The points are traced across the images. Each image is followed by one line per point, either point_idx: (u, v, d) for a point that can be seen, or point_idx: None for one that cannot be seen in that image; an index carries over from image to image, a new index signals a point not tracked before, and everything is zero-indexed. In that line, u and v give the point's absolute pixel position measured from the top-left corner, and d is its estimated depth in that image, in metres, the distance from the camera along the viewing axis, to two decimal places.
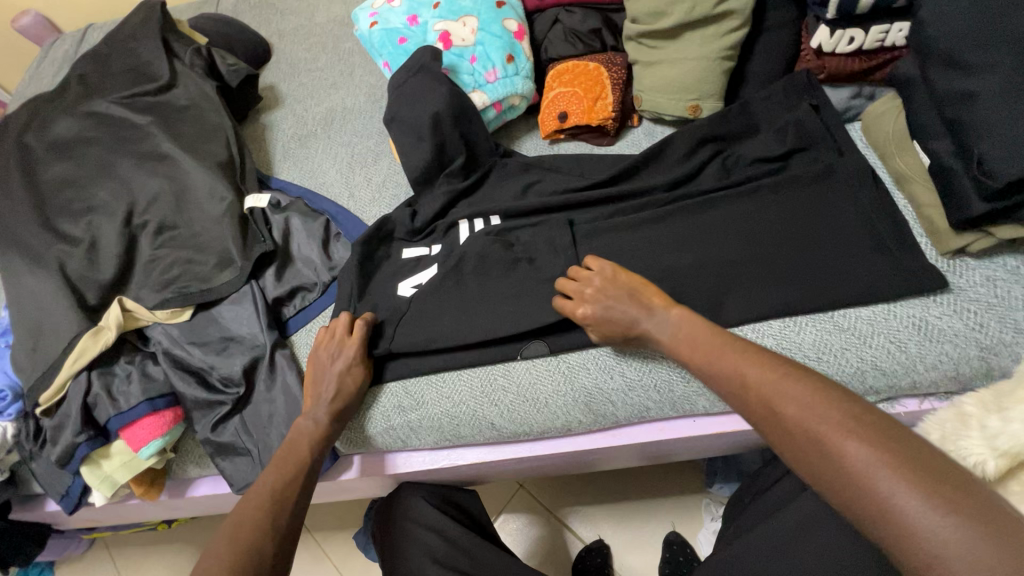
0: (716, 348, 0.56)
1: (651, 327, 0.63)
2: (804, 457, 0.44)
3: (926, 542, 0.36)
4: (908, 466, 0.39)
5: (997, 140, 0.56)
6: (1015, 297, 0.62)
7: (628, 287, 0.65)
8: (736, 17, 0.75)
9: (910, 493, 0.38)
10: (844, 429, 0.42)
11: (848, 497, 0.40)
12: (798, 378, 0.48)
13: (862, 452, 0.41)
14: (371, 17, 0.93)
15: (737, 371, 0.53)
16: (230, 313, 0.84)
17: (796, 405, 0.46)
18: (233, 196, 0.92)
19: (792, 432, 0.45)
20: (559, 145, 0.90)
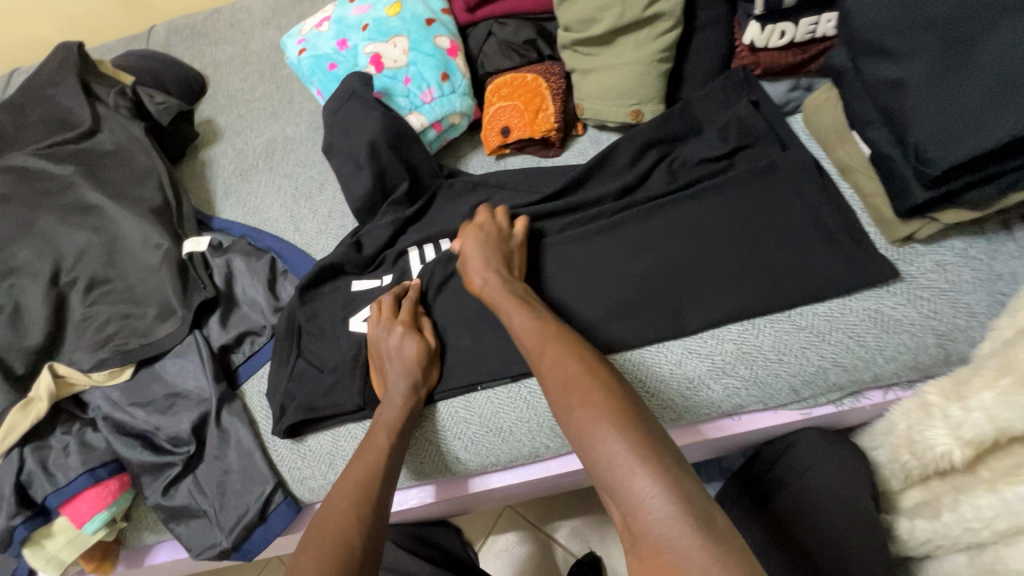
0: (526, 309, 0.62)
1: (498, 282, 0.66)
2: (567, 416, 0.50)
3: (629, 488, 0.42)
4: (623, 421, 0.46)
5: (929, 129, 0.54)
6: (964, 281, 0.62)
7: (506, 253, 0.70)
8: (667, 19, 0.73)
9: (616, 440, 0.45)
10: (595, 393, 0.49)
11: (586, 448, 0.47)
12: (579, 349, 0.55)
13: (599, 410, 0.48)
14: (299, 44, 0.90)
15: (538, 335, 0.58)
16: (174, 367, 0.80)
17: (572, 370, 0.52)
18: (170, 241, 0.87)
19: (565, 390, 0.51)
20: (505, 159, 0.88)
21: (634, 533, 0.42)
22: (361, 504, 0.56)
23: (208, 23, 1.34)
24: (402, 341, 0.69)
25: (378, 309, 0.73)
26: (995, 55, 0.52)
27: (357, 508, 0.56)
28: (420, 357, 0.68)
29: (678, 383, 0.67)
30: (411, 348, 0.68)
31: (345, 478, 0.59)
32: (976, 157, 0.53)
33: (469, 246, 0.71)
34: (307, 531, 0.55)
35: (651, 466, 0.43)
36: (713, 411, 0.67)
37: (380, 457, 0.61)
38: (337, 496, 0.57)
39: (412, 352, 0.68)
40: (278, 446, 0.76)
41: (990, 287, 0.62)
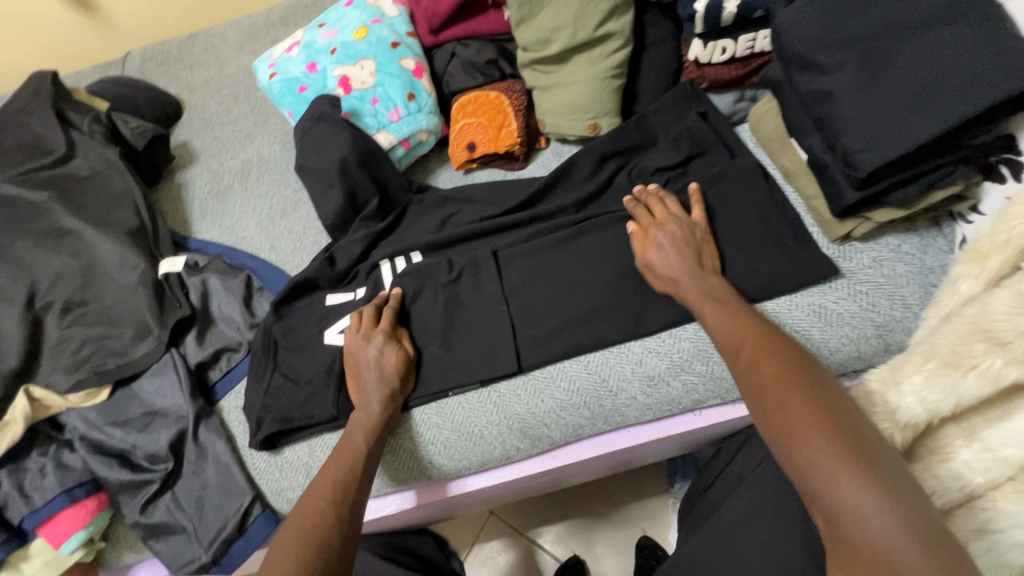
0: (721, 303, 0.63)
1: (689, 276, 0.66)
2: (768, 423, 0.51)
3: (836, 499, 0.44)
4: (846, 441, 0.46)
5: (855, 135, 0.59)
6: (899, 275, 0.66)
7: (695, 245, 0.69)
8: (617, 38, 0.78)
9: (831, 456, 0.46)
10: (803, 399, 0.50)
11: (788, 453, 0.49)
12: (786, 354, 0.55)
13: (810, 423, 0.48)
14: (270, 68, 0.93)
15: (749, 334, 0.59)
16: (151, 385, 0.81)
17: (773, 373, 0.53)
18: (145, 262, 0.89)
19: (764, 391, 0.53)
20: (473, 173, 0.91)
21: (840, 540, 0.44)
22: (335, 503, 0.59)
23: (183, 48, 1.37)
24: (383, 351, 0.71)
25: (360, 316, 0.75)
26: (908, 66, 0.56)
27: (334, 505, 0.59)
28: (399, 368, 0.71)
29: (639, 381, 0.70)
30: (389, 359, 0.71)
31: (321, 476, 0.62)
32: (897, 160, 0.57)
33: (660, 234, 0.70)
34: (283, 526, 0.58)
35: (878, 485, 0.43)
36: (673, 408, 0.70)
37: (356, 459, 0.63)
38: (312, 494, 0.60)
39: (393, 363, 0.71)
40: (255, 459, 0.77)
41: (922, 279, 0.66)
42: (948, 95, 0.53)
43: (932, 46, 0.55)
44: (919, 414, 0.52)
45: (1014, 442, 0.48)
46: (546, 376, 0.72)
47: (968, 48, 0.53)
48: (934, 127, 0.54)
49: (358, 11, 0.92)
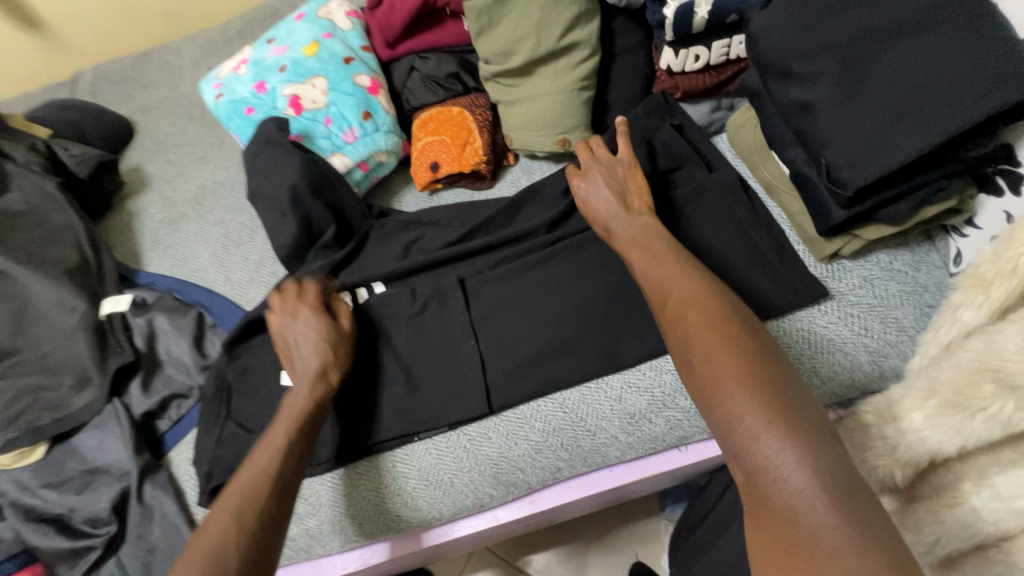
0: (652, 247, 0.56)
1: (615, 218, 0.61)
2: (689, 368, 0.46)
3: (757, 457, 0.39)
4: (770, 392, 0.41)
5: (840, 148, 0.54)
6: (892, 295, 0.62)
7: (624, 185, 0.64)
8: (583, 48, 0.73)
9: (751, 407, 0.41)
10: (729, 347, 0.45)
11: (709, 405, 0.43)
12: (711, 292, 0.50)
13: (731, 368, 0.43)
14: (216, 89, 0.87)
15: (672, 273, 0.53)
16: (92, 440, 0.74)
17: (697, 318, 0.47)
18: (86, 303, 0.82)
19: (687, 338, 0.47)
20: (439, 194, 0.86)
21: (754, 496, 0.39)
22: (250, 527, 0.50)
23: (136, 66, 1.30)
24: (316, 324, 0.65)
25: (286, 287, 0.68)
26: (893, 73, 0.51)
27: (246, 524, 0.50)
28: (335, 343, 0.65)
29: (619, 420, 0.64)
30: (323, 335, 0.65)
31: (233, 489, 0.53)
32: (887, 175, 0.52)
33: (582, 183, 0.65)
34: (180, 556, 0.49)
35: (796, 438, 0.39)
36: (656, 445, 0.65)
37: (277, 465, 0.55)
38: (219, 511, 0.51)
39: (328, 336, 0.65)
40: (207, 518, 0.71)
41: (916, 300, 0.61)
42: (937, 105, 0.49)
43: (920, 50, 0.50)
44: (923, 457, 0.47)
45: None
46: (519, 416, 0.67)
47: (959, 53, 0.48)
48: (925, 140, 0.49)
49: (308, 25, 0.86)
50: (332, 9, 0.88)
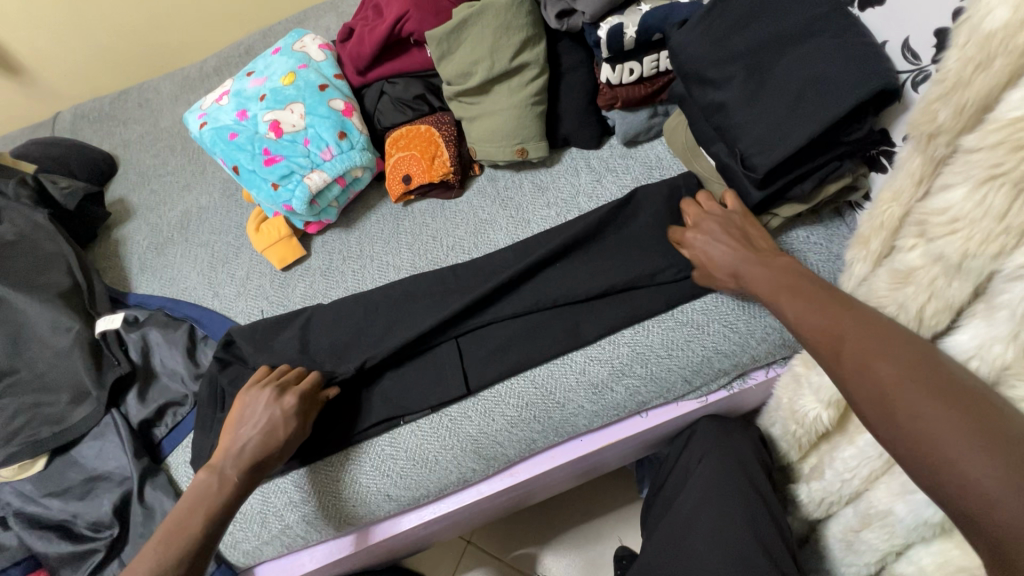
0: (801, 290, 0.54)
1: (755, 264, 0.62)
2: (889, 421, 0.41)
3: (1004, 533, 0.33)
4: (1013, 452, 0.34)
5: (749, 140, 0.64)
6: (810, 264, 0.71)
7: (743, 233, 0.67)
8: (532, 67, 0.83)
9: (989, 470, 0.34)
10: (942, 401, 0.38)
11: (925, 464, 0.38)
12: (899, 336, 0.43)
13: (950, 423, 0.37)
14: (200, 119, 0.94)
15: (843, 318, 0.47)
16: (91, 450, 0.78)
17: (895, 366, 0.41)
18: (81, 323, 0.87)
19: (877, 388, 0.42)
20: (412, 205, 0.94)
21: (1005, 570, 0.33)
22: None
23: (116, 105, 1.36)
24: (273, 403, 0.69)
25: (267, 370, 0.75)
26: (785, 75, 0.62)
27: None
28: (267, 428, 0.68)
29: (584, 390, 0.72)
30: (276, 410, 0.68)
31: None
32: (788, 158, 0.62)
33: (700, 236, 0.69)
34: None
35: None
36: (621, 412, 0.73)
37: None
38: None
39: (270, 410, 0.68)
40: None
41: (831, 266, 0.71)
42: (820, 98, 0.59)
43: (802, 57, 0.61)
44: None
45: None
46: (495, 395, 0.74)
47: (833, 56, 0.59)
48: (813, 128, 0.59)
49: (285, 58, 0.94)
50: (307, 43, 0.97)
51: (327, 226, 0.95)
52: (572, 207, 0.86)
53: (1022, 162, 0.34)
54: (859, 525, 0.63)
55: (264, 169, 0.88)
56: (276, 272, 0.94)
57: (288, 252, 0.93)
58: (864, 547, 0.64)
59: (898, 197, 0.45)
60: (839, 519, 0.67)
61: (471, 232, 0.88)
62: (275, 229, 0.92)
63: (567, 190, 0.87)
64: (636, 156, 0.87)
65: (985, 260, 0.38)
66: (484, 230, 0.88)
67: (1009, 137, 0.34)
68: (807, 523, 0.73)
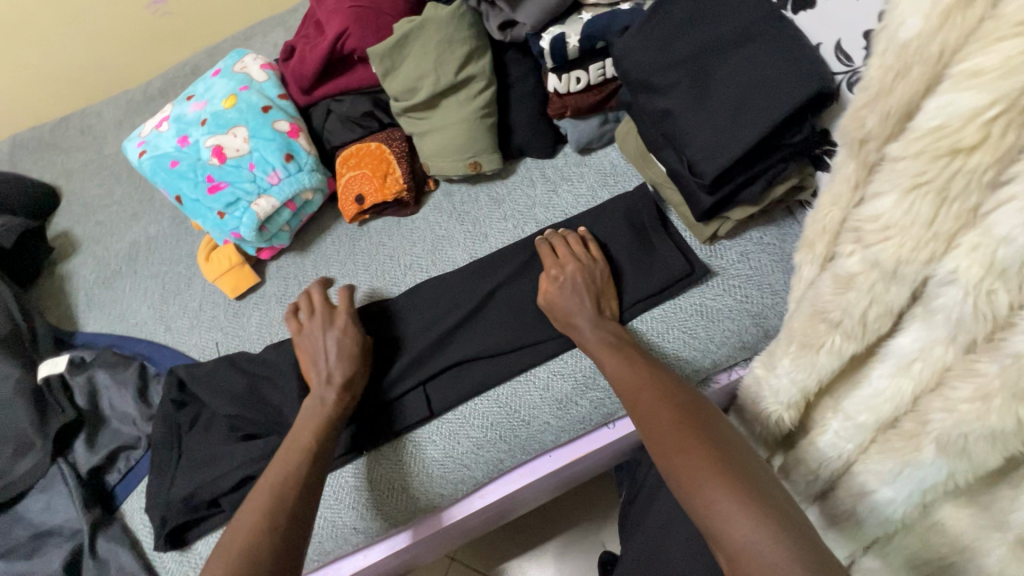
0: (623, 349, 0.65)
1: (592, 325, 0.68)
2: (666, 463, 0.51)
3: (736, 544, 0.42)
4: (728, 473, 0.47)
5: (695, 145, 0.64)
6: (764, 265, 0.72)
7: (596, 289, 0.71)
8: (479, 80, 0.81)
9: (721, 495, 0.45)
10: (698, 444, 0.50)
11: (687, 496, 0.48)
12: (671, 388, 0.58)
13: (696, 458, 0.49)
14: (139, 147, 0.90)
15: (633, 378, 0.60)
16: (38, 504, 0.74)
17: (658, 409, 0.55)
18: (22, 369, 0.83)
19: (661, 437, 0.53)
20: (368, 224, 0.91)
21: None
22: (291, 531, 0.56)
23: (56, 133, 1.30)
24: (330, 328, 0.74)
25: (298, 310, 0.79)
26: (726, 80, 0.62)
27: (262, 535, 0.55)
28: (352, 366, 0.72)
29: (549, 406, 0.71)
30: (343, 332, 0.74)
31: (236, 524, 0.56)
32: (734, 163, 0.62)
33: (562, 280, 0.72)
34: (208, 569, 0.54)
35: (765, 519, 0.43)
36: (586, 425, 0.72)
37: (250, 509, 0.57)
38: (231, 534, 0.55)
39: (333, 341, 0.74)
40: (165, 561, 0.72)
41: (785, 266, 0.72)
42: (760, 103, 0.59)
43: (740, 62, 0.61)
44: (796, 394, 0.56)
45: (866, 407, 0.49)
46: (458, 417, 0.72)
47: (770, 61, 0.59)
48: (755, 132, 0.59)
49: (225, 80, 0.91)
50: (248, 63, 0.94)
51: (281, 251, 0.92)
52: (529, 218, 0.85)
53: (944, 170, 0.34)
54: (826, 523, 0.63)
55: (209, 197, 0.85)
56: (230, 302, 0.91)
57: (241, 280, 0.90)
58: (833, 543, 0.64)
59: (837, 202, 0.45)
60: None
61: (429, 249, 0.87)
62: (226, 257, 0.89)
63: (524, 202, 0.86)
64: (590, 164, 0.87)
65: (917, 266, 0.38)
66: (442, 247, 0.86)
67: (930, 146, 0.33)
68: None
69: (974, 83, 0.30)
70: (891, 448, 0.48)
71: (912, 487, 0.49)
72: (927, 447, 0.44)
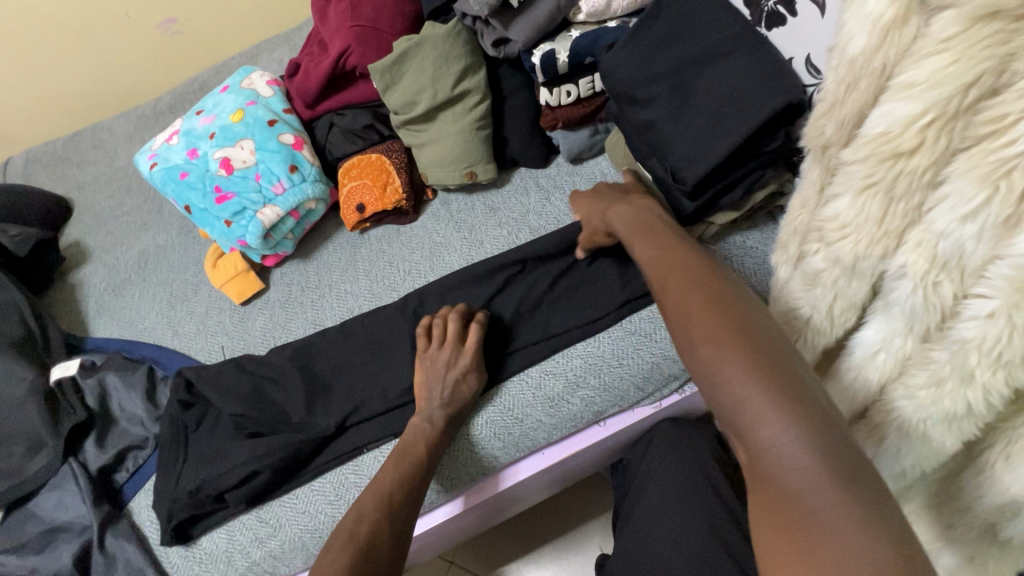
0: (653, 233, 0.59)
1: (624, 215, 0.67)
2: (688, 346, 0.43)
3: (760, 435, 0.36)
4: (759, 358, 0.39)
5: (678, 154, 0.68)
6: (747, 268, 0.75)
7: (609, 201, 0.72)
8: (474, 94, 0.85)
9: (747, 375, 0.38)
10: (724, 325, 0.42)
11: (708, 379, 0.41)
12: (701, 270, 0.49)
13: (728, 340, 0.41)
14: (150, 159, 0.95)
15: (661, 263, 0.53)
16: (49, 501, 0.77)
17: (683, 292, 0.47)
18: (35, 372, 0.86)
19: (684, 319, 0.45)
20: (369, 232, 0.95)
21: (758, 475, 0.37)
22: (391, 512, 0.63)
23: (69, 147, 1.35)
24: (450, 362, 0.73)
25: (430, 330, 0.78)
26: (705, 93, 0.66)
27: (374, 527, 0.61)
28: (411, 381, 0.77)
29: (542, 405, 0.74)
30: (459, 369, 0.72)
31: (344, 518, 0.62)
32: (714, 170, 0.66)
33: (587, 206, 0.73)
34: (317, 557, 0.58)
35: (796, 411, 0.36)
36: (577, 423, 0.75)
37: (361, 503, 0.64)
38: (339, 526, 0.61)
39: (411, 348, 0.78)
40: (170, 554, 0.74)
41: (767, 269, 0.75)
42: (736, 114, 0.63)
43: (718, 76, 0.65)
44: None
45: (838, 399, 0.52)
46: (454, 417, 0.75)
47: (745, 75, 0.63)
48: (733, 141, 0.63)
49: (233, 95, 0.96)
50: (254, 80, 0.98)
51: (285, 258, 0.96)
52: (523, 225, 0.88)
53: (889, 172, 0.37)
54: None
55: (216, 206, 0.89)
56: (235, 307, 0.94)
57: (246, 286, 0.93)
58: None
59: (805, 205, 0.49)
60: None
61: (427, 255, 0.90)
62: (232, 264, 0.93)
63: (518, 210, 0.90)
64: (581, 173, 0.90)
65: (873, 261, 0.42)
66: (439, 253, 0.90)
67: (875, 150, 0.37)
68: None
69: (909, 93, 0.34)
70: (862, 436, 0.51)
71: (883, 474, 0.51)
72: (894, 433, 0.47)
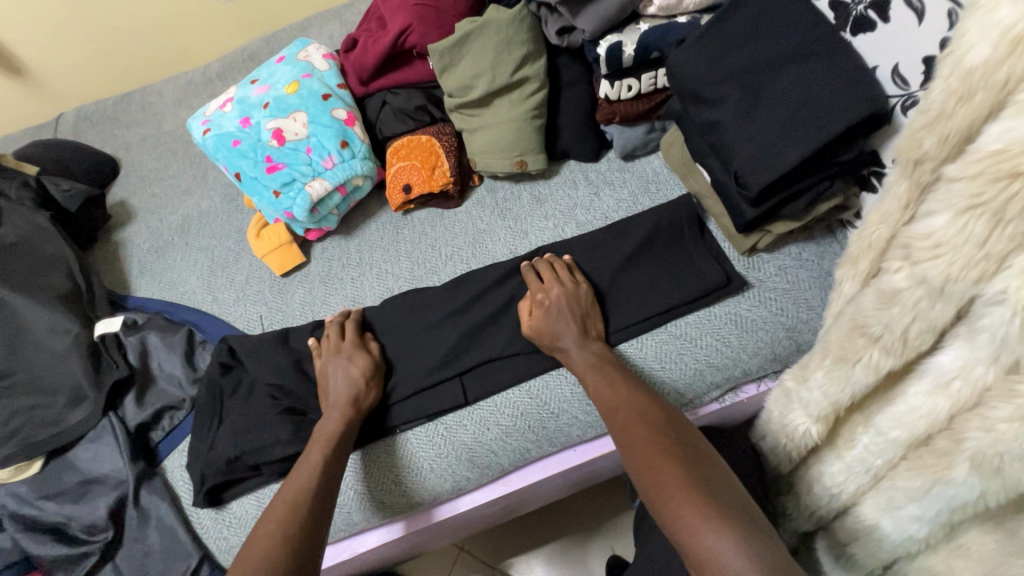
0: (606, 372, 0.68)
1: (573, 345, 0.71)
2: (645, 484, 0.56)
3: (704, 552, 0.48)
4: (701, 492, 0.51)
5: (744, 159, 0.66)
6: (802, 280, 0.73)
7: (581, 312, 0.74)
8: (533, 82, 0.84)
9: (691, 509, 0.50)
10: (671, 461, 0.55)
11: (660, 509, 0.53)
12: (643, 399, 0.64)
13: (672, 474, 0.54)
14: (203, 125, 0.95)
15: (615, 398, 0.65)
16: (88, 453, 0.79)
17: (640, 433, 0.59)
18: (80, 326, 0.88)
19: (643, 460, 0.57)
20: (412, 214, 0.95)
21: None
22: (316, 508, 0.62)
23: (119, 108, 1.36)
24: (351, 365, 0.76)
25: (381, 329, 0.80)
26: (780, 97, 0.63)
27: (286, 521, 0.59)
28: (365, 370, 0.76)
29: (579, 402, 0.73)
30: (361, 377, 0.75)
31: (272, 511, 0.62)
32: (781, 178, 0.64)
33: (551, 301, 0.74)
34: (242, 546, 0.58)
35: (731, 528, 0.48)
36: None
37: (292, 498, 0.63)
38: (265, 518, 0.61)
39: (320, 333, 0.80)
40: (200, 515, 0.76)
41: (823, 283, 0.73)
42: (812, 121, 0.61)
43: (794, 79, 0.63)
44: (827, 406, 0.57)
45: (900, 424, 0.50)
46: (490, 405, 0.75)
47: (825, 81, 0.60)
48: (805, 149, 0.61)
49: (288, 67, 0.96)
50: (310, 53, 0.98)
51: (327, 233, 0.96)
52: (570, 219, 0.87)
53: (1001, 194, 0.35)
54: (846, 539, 0.63)
55: (266, 176, 0.89)
56: (275, 278, 0.95)
57: (288, 258, 0.94)
58: (851, 561, 0.64)
59: (886, 220, 0.47)
60: (829, 532, 0.67)
61: (470, 242, 0.89)
62: (275, 235, 0.93)
63: (565, 203, 0.89)
64: (633, 170, 0.89)
65: (966, 285, 0.40)
66: (482, 241, 0.89)
67: (989, 168, 0.35)
68: (796, 536, 0.73)
69: None
70: (922, 465, 0.49)
71: (942, 506, 0.49)
72: (961, 465, 0.45)
